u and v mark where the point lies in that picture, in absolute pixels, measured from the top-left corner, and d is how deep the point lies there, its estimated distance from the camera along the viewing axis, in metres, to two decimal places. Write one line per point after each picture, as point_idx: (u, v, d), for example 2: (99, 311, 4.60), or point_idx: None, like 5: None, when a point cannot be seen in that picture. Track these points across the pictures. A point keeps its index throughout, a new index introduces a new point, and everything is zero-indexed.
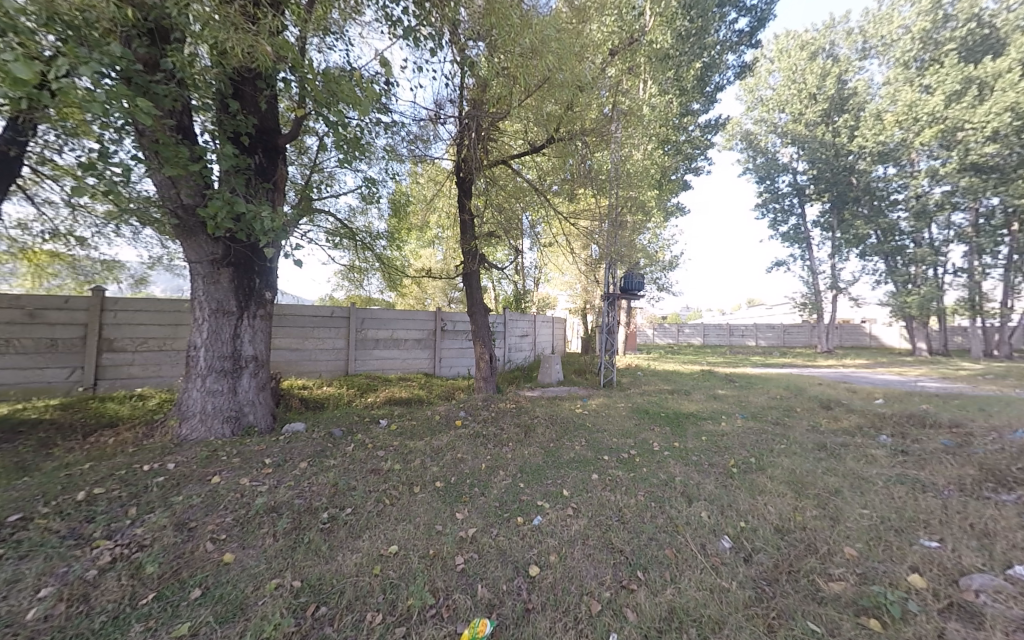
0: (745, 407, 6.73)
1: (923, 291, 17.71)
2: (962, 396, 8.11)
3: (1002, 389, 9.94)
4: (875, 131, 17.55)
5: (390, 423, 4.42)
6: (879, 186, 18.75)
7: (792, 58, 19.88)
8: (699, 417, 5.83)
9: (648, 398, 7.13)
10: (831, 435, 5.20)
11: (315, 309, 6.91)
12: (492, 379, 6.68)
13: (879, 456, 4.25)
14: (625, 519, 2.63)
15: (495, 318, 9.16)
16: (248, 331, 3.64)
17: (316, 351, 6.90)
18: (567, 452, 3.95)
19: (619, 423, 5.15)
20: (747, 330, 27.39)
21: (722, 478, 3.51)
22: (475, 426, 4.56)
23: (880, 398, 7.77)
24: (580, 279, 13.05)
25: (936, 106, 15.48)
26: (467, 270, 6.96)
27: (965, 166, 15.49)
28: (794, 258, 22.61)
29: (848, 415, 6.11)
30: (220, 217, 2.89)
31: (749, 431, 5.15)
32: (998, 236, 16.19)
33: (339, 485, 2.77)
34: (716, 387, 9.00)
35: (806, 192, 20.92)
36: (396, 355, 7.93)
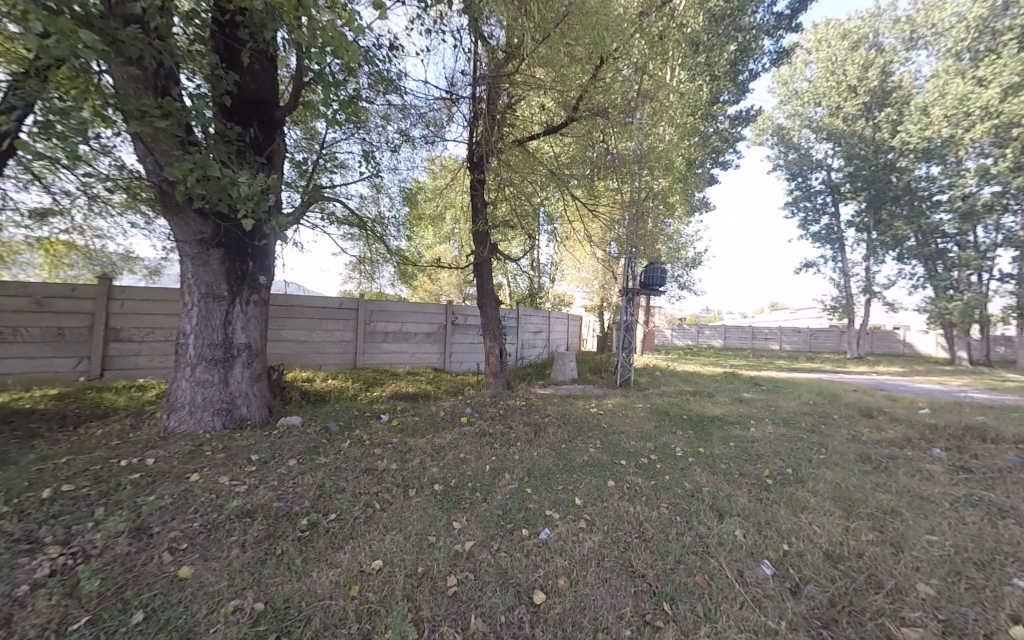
0: (775, 412, 6.25)
1: (966, 297, 16.62)
2: (1020, 409, 7.38)
3: None
4: (921, 126, 16.48)
5: (391, 419, 4.17)
6: (921, 184, 17.65)
7: (831, 48, 18.91)
8: (726, 421, 5.39)
9: (669, 400, 6.72)
10: (875, 446, 4.71)
11: (324, 300, 6.73)
12: (503, 375, 6.35)
13: (937, 473, 3.77)
14: (646, 536, 2.27)
15: (508, 313, 8.86)
16: (240, 319, 3.43)
17: (324, 343, 6.73)
18: (581, 456, 3.61)
19: (639, 425, 4.78)
20: (771, 332, 26.36)
21: (756, 491, 3.12)
22: (482, 423, 4.27)
23: (926, 408, 7.13)
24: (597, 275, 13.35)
25: (990, 100, 14.32)
26: (479, 260, 6.65)
27: (1020, 164, 14.34)
28: (824, 259, 21.58)
29: (894, 425, 5.57)
30: (190, 181, 2.57)
31: (782, 438, 4.70)
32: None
33: (326, 487, 2.50)
34: (742, 390, 8.47)
35: (841, 190, 19.90)
36: (406, 349, 7.72)
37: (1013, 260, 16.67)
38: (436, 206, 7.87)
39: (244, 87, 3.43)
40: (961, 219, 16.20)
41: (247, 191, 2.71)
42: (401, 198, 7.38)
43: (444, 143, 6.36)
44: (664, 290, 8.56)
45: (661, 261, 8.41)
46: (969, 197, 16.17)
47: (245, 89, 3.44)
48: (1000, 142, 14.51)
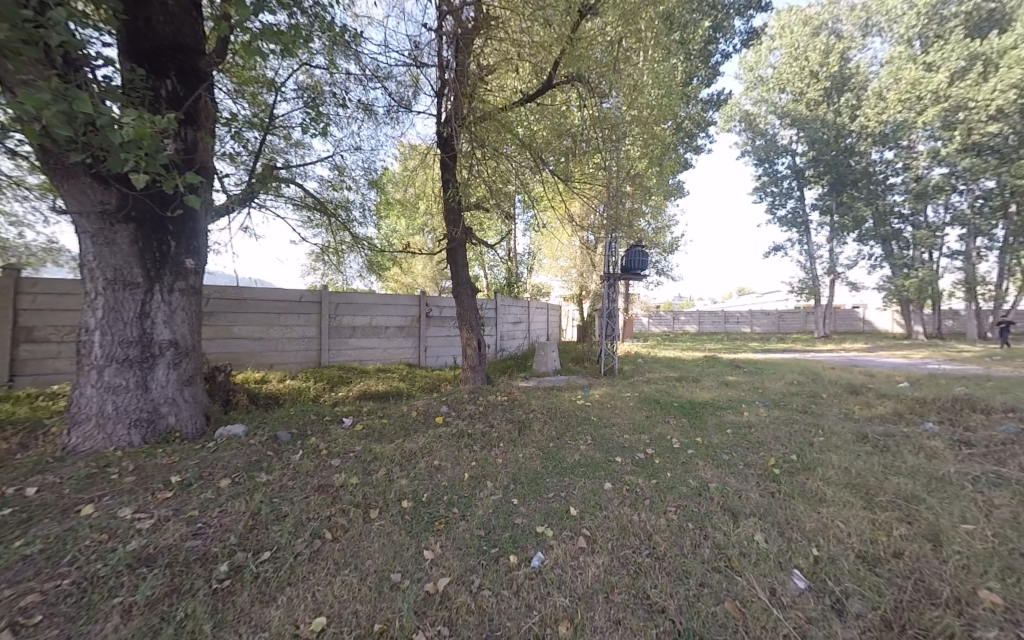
0: (764, 394, 6.06)
1: (922, 274, 17.33)
2: (991, 378, 7.53)
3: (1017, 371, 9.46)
4: (878, 111, 16.99)
5: (355, 423, 3.65)
6: (880, 167, 18.19)
7: (795, 34, 19.09)
8: (717, 406, 5.14)
9: (655, 386, 6.46)
10: (869, 424, 4.56)
11: (282, 293, 6.08)
12: (482, 369, 5.89)
13: (941, 450, 3.60)
14: (658, 553, 1.90)
15: (486, 303, 8.39)
16: (161, 311, 2.84)
17: (283, 341, 6.10)
18: (571, 455, 3.22)
19: (630, 415, 4.44)
20: (742, 316, 26.92)
21: (766, 484, 2.81)
22: (460, 423, 3.82)
23: (905, 382, 7.15)
24: (575, 263, 13.02)
25: (939, 83, 14.73)
26: (452, 244, 6.11)
27: (967, 146, 14.88)
28: (792, 242, 22.06)
29: (883, 401, 5.47)
30: (49, 117, 1.88)
31: (778, 422, 4.46)
32: (996, 218, 15.84)
33: (262, 514, 2.00)
34: (726, 374, 8.32)
35: (805, 175, 20.24)
36: (376, 345, 7.15)
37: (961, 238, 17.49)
38: (407, 195, 7.34)
39: (155, 29, 2.79)
40: (916, 199, 16.83)
41: (135, 140, 2.07)
42: (367, 183, 6.73)
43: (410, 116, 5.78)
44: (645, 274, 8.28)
45: (642, 243, 8.12)
46: (922, 178, 16.76)
47: (154, 30, 2.79)
48: (950, 126, 15.07)
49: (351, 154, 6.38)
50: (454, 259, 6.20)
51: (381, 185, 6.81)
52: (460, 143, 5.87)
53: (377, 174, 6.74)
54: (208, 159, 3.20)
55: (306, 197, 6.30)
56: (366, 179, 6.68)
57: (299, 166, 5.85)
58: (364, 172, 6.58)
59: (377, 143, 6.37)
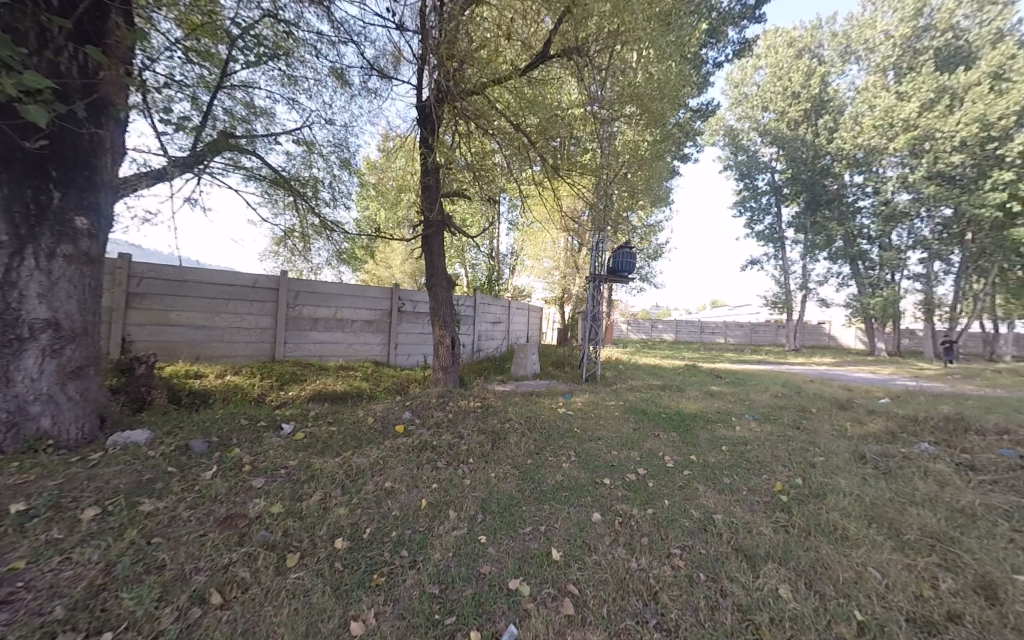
0: (751, 407, 5.75)
1: (886, 293, 17.88)
2: (963, 397, 7.52)
3: (979, 390, 9.66)
4: (853, 133, 17.14)
5: (296, 431, 3.06)
6: (851, 190, 18.73)
7: (779, 54, 19.40)
8: (706, 419, 4.77)
9: (639, 395, 6.08)
10: (864, 443, 4.29)
11: (232, 277, 5.38)
12: (454, 371, 5.32)
13: (950, 477, 3.31)
14: (669, 622, 1.45)
15: (464, 299, 7.83)
16: (34, 282, 2.23)
17: (231, 330, 5.39)
18: (552, 476, 2.75)
19: (616, 428, 4.00)
20: (717, 327, 27.26)
21: (777, 517, 2.43)
22: (424, 433, 3.29)
23: (885, 398, 7.02)
24: (558, 265, 12.53)
25: (911, 112, 15.19)
26: (427, 231, 5.42)
27: (932, 175, 15.41)
28: (767, 257, 22.44)
29: (874, 417, 5.23)
30: None
31: (774, 439, 4.11)
32: (953, 245, 16.55)
33: (123, 567, 1.43)
34: (709, 383, 8.06)
35: (783, 192, 20.55)
36: (340, 339, 6.51)
37: (922, 261, 18.20)
38: (389, 183, 6.82)
39: None
40: (884, 222, 17.38)
41: None
42: (340, 163, 6.10)
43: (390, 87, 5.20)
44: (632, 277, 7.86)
45: (629, 245, 7.75)
46: (889, 202, 17.22)
47: None
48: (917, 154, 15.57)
49: (322, 128, 5.75)
50: (430, 250, 5.46)
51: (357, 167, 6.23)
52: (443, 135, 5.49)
53: (352, 154, 6.12)
54: (119, 94, 2.57)
55: (270, 171, 5.64)
56: (338, 159, 6.04)
57: (263, 139, 5.19)
58: (336, 150, 5.95)
59: (352, 118, 5.76)
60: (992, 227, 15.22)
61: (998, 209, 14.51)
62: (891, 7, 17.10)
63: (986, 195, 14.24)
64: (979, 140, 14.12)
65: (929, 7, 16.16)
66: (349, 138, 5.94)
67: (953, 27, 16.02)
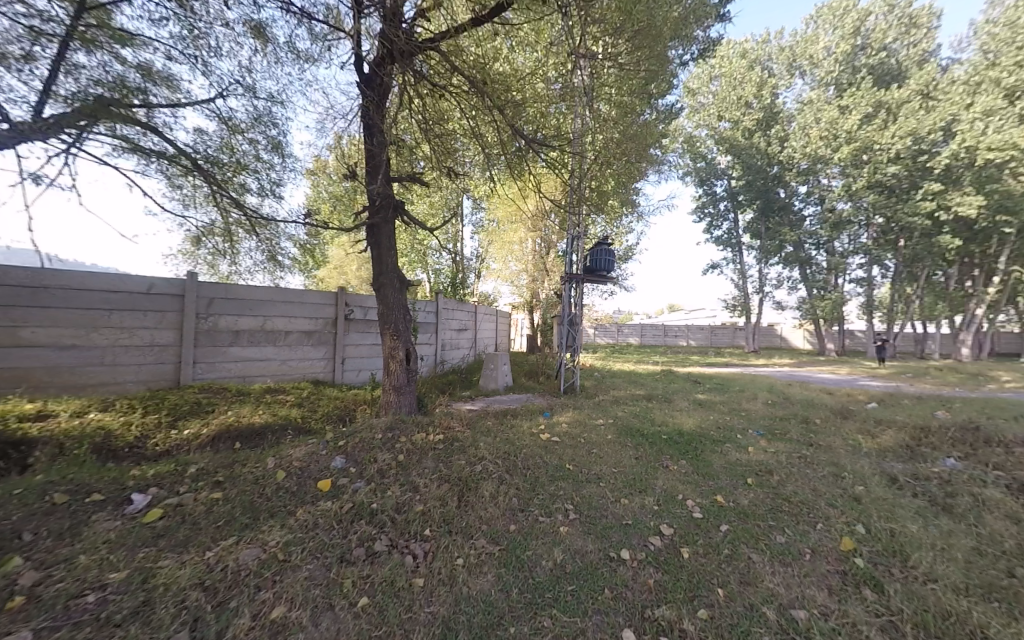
0: (749, 418, 5.17)
1: (834, 295, 18.65)
2: (937, 398, 7.40)
3: (936, 388, 9.82)
4: (803, 143, 17.54)
5: (152, 510, 2.07)
6: (798, 198, 19.47)
7: (732, 67, 19.05)
8: (710, 438, 4.09)
9: (627, 410, 5.35)
10: (887, 461, 3.76)
11: (118, 282, 4.13)
12: (411, 392, 4.21)
13: (1015, 506, 2.76)
14: None
15: (423, 304, 6.78)
16: None
17: (116, 350, 4.13)
18: (546, 555, 1.89)
19: (615, 460, 3.19)
20: (680, 330, 27.60)
21: (873, 606, 1.72)
22: (359, 492, 2.35)
23: (872, 401, 6.70)
24: (527, 268, 11.76)
25: (853, 125, 15.84)
26: (374, 224, 4.27)
27: (872, 184, 16.22)
28: (726, 261, 22.81)
29: (882, 426, 4.76)
30: None
31: (799, 464, 3.46)
32: (888, 250, 17.53)
33: None
34: (694, 391, 7.49)
35: (738, 199, 20.59)
36: (270, 355, 5.34)
37: (862, 267, 19.12)
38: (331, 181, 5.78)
39: None
40: (831, 229, 18.01)
41: None
42: (267, 144, 4.88)
43: (324, 49, 4.08)
44: (613, 277, 7.12)
45: (610, 242, 7.05)
46: (834, 210, 17.74)
47: None
48: (855, 166, 16.51)
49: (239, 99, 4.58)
50: (378, 244, 4.33)
51: (290, 151, 5.02)
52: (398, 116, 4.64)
53: (282, 134, 4.93)
54: None
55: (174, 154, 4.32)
56: (265, 138, 4.84)
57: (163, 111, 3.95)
58: (259, 126, 4.73)
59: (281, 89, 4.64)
60: (920, 233, 16.41)
61: (925, 216, 15.66)
62: (831, 26, 17.91)
63: (916, 204, 15.35)
64: (911, 152, 14.95)
65: (863, 28, 17.41)
66: (276, 112, 4.76)
67: (884, 47, 17.10)
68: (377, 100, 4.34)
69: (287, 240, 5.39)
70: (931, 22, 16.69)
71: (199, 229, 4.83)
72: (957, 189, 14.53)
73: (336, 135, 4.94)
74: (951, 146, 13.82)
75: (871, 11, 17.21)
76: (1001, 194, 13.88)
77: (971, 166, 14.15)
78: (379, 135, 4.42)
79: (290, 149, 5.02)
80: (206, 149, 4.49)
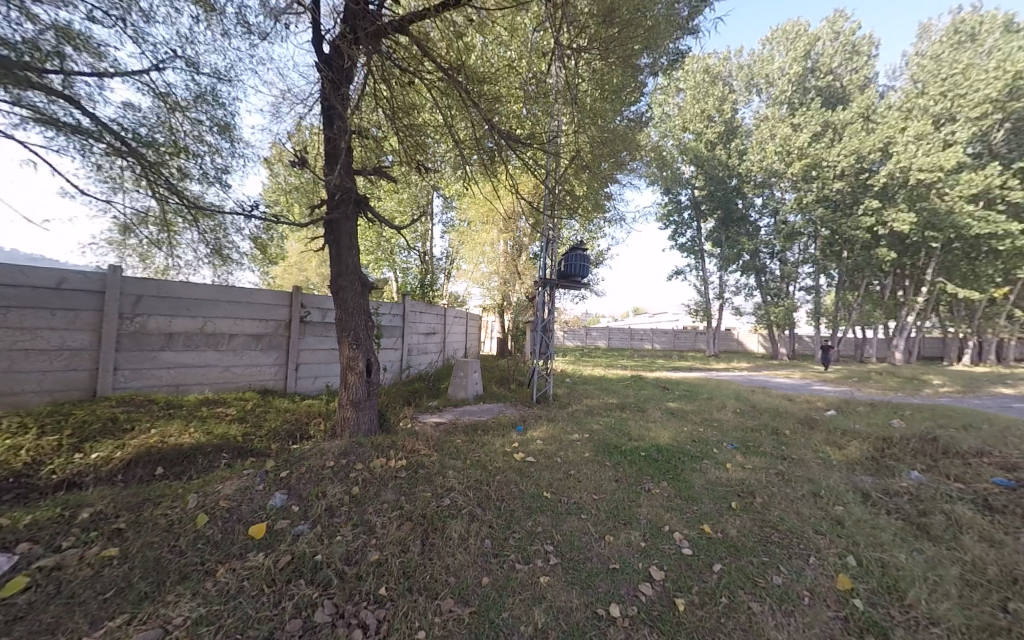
0: (721, 429, 5.13)
1: (787, 302, 19.56)
2: (886, 404, 7.77)
3: (880, 393, 10.40)
4: (760, 157, 18.26)
5: (16, 579, 1.62)
6: (754, 210, 20.33)
7: (695, 79, 19.28)
8: (688, 454, 3.96)
9: (602, 422, 5.15)
10: (857, 474, 3.77)
11: (19, 274, 3.50)
12: (372, 406, 3.81)
13: (987, 523, 2.75)
14: None
15: (388, 306, 6.33)
16: None
17: (13, 354, 3.48)
18: (523, 617, 1.64)
19: (595, 485, 2.96)
20: (645, 334, 28.20)
21: None
22: (301, 540, 2.01)
23: (830, 408, 6.89)
24: (497, 269, 11.42)
25: (803, 142, 16.43)
26: (330, 217, 3.78)
27: (820, 198, 16.83)
28: (689, 268, 23.47)
29: (847, 437, 4.83)
30: None
31: (780, 482, 3.36)
32: (834, 261, 18.38)
33: None
34: (664, 399, 7.45)
35: (701, 209, 21.23)
36: (209, 362, 4.73)
37: (812, 276, 20.20)
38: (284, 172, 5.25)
39: None
40: (784, 240, 18.34)
41: None
42: (212, 126, 4.37)
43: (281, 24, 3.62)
44: (586, 282, 6.96)
45: (584, 247, 6.88)
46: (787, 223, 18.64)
47: None
48: (805, 181, 16.97)
49: (178, 73, 4.05)
50: (337, 241, 3.82)
51: (240, 134, 4.51)
52: (362, 100, 4.21)
53: (230, 115, 4.42)
54: None
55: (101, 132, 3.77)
56: (211, 119, 4.33)
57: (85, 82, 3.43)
58: (204, 105, 4.23)
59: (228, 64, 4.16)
60: (861, 247, 17.46)
61: (866, 231, 16.73)
62: (784, 47, 18.82)
63: (860, 219, 16.01)
64: (855, 170, 15.81)
65: (813, 52, 18.44)
66: (223, 91, 4.26)
67: (832, 72, 18.15)
68: (335, 78, 3.82)
69: (235, 233, 4.84)
70: (870, 51, 18.13)
71: (131, 216, 4.24)
72: (893, 206, 15.61)
73: (298, 125, 4.56)
74: (888, 166, 14.85)
75: (819, 37, 18.28)
76: (930, 212, 14.94)
77: (904, 185, 15.22)
78: (339, 121, 3.91)
79: (239, 132, 4.51)
80: (139, 127, 3.94)
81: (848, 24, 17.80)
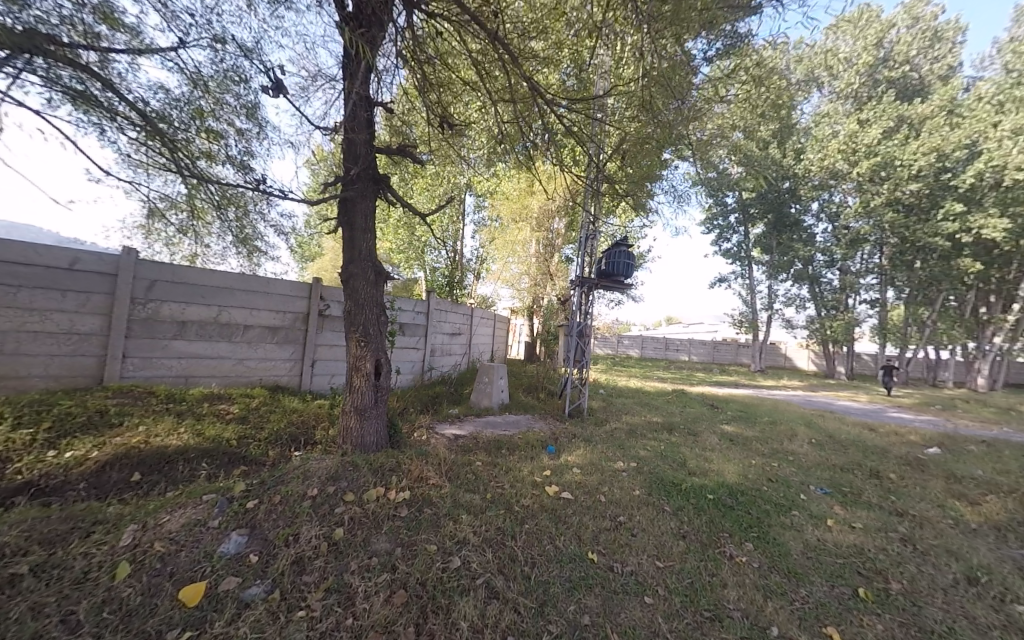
0: (799, 466, 4.18)
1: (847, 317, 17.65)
2: (988, 440, 6.44)
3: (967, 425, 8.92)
4: (819, 155, 16.31)
5: None
6: (809, 216, 18.52)
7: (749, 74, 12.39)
8: (770, 502, 3.08)
9: (649, 447, 4.33)
10: (1017, 547, 2.77)
11: (29, 251, 3.21)
12: (380, 416, 3.24)
13: None
14: None
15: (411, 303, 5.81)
16: None
17: (17, 337, 3.19)
18: None
19: (657, 546, 2.20)
20: (681, 345, 26.48)
21: None
22: (249, 614, 1.39)
23: (930, 445, 5.65)
24: (528, 271, 10.75)
25: (874, 138, 14.66)
26: (344, 196, 3.24)
27: (891, 201, 15.18)
28: (734, 277, 21.74)
29: (973, 490, 3.76)
30: None
31: (917, 560, 2.43)
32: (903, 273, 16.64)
33: None
34: (718, 421, 6.46)
35: (748, 213, 19.56)
36: (222, 355, 4.35)
37: (878, 289, 18.12)
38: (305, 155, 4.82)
39: None
40: (846, 248, 16.90)
41: None
42: (239, 109, 3.90)
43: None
44: (631, 283, 6.15)
45: (629, 244, 6.04)
46: (848, 229, 16.90)
47: None
48: (873, 181, 15.30)
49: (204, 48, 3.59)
50: (351, 223, 3.29)
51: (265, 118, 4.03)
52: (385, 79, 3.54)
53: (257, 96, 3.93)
54: None
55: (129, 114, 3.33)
56: (239, 102, 3.85)
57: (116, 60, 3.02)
58: (231, 85, 3.74)
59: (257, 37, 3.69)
60: (938, 256, 15.44)
61: (946, 238, 14.74)
62: None
63: (939, 224, 14.20)
64: (934, 170, 13.98)
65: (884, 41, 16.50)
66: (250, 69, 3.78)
67: (908, 62, 16.12)
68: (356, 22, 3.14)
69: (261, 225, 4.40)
70: (955, 37, 15.88)
71: None
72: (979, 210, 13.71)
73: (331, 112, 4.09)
74: (976, 163, 12.91)
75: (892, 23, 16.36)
76: None
77: (997, 186, 13.25)
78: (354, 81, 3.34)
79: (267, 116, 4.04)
80: (167, 109, 3.53)
81: (928, 8, 15.71)
